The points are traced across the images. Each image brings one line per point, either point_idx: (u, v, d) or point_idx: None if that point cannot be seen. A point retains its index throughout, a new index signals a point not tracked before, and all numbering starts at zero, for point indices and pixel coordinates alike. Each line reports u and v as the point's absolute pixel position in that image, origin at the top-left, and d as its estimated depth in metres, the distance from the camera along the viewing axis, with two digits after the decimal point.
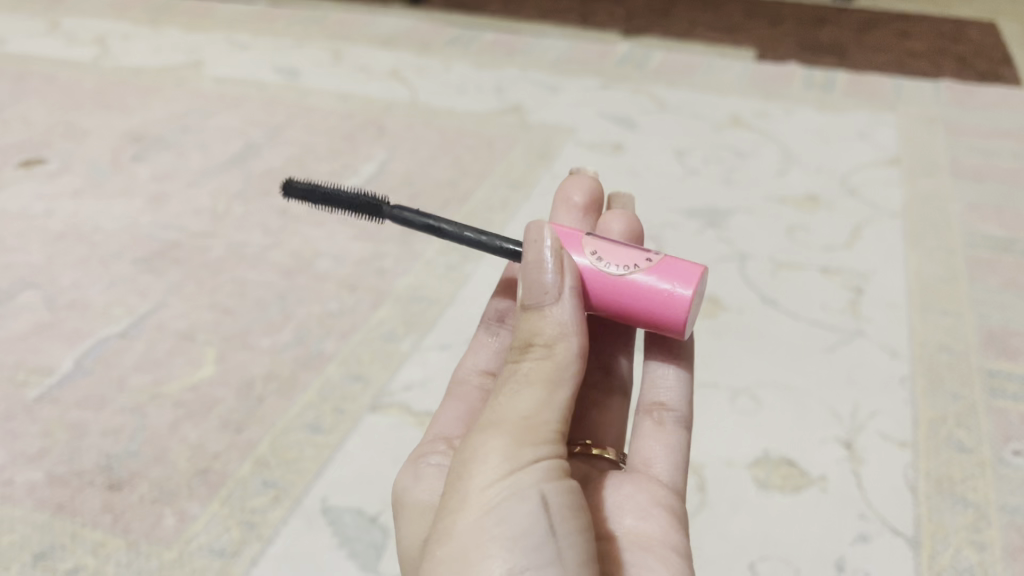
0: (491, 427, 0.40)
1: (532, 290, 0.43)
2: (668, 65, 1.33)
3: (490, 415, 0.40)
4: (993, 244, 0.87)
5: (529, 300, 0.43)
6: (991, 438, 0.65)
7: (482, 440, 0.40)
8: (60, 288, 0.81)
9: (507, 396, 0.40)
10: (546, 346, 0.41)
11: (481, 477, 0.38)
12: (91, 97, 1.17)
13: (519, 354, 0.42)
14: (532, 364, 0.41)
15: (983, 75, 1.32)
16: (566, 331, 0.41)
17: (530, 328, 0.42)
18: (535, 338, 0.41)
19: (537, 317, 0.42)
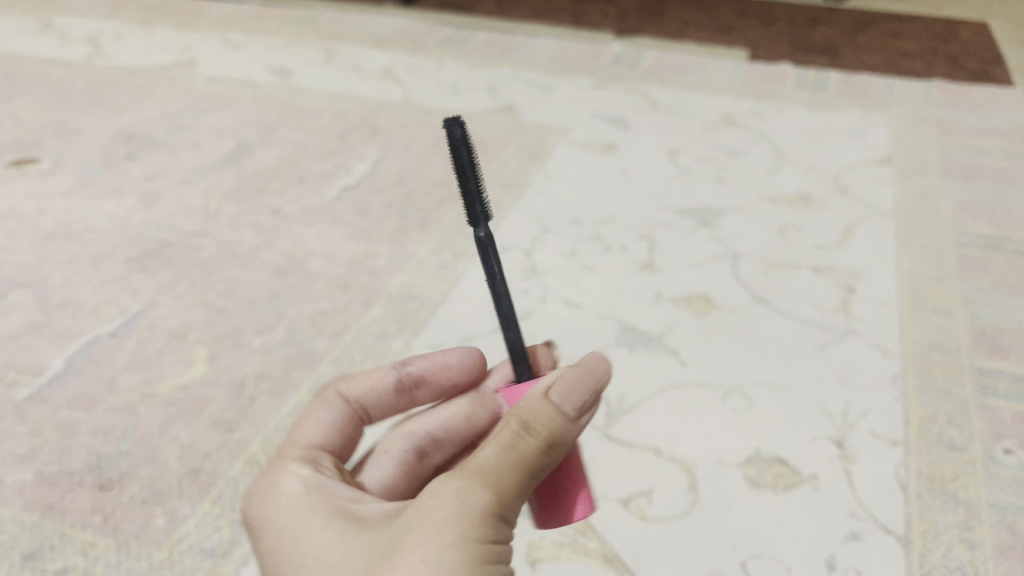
0: (480, 488, 0.34)
1: (566, 394, 0.37)
2: (660, 65, 1.33)
3: (475, 471, 0.34)
4: (984, 242, 0.88)
5: (550, 391, 0.37)
6: (983, 436, 0.65)
7: (467, 495, 0.33)
8: (51, 287, 0.81)
9: (502, 463, 0.34)
10: (550, 439, 0.35)
11: (460, 539, 0.32)
12: (83, 96, 1.17)
13: (519, 431, 0.35)
14: (531, 449, 0.35)
15: (974, 74, 1.33)
16: (569, 432, 0.36)
17: (539, 414, 0.36)
18: (543, 424, 0.35)
19: (550, 410, 0.36)
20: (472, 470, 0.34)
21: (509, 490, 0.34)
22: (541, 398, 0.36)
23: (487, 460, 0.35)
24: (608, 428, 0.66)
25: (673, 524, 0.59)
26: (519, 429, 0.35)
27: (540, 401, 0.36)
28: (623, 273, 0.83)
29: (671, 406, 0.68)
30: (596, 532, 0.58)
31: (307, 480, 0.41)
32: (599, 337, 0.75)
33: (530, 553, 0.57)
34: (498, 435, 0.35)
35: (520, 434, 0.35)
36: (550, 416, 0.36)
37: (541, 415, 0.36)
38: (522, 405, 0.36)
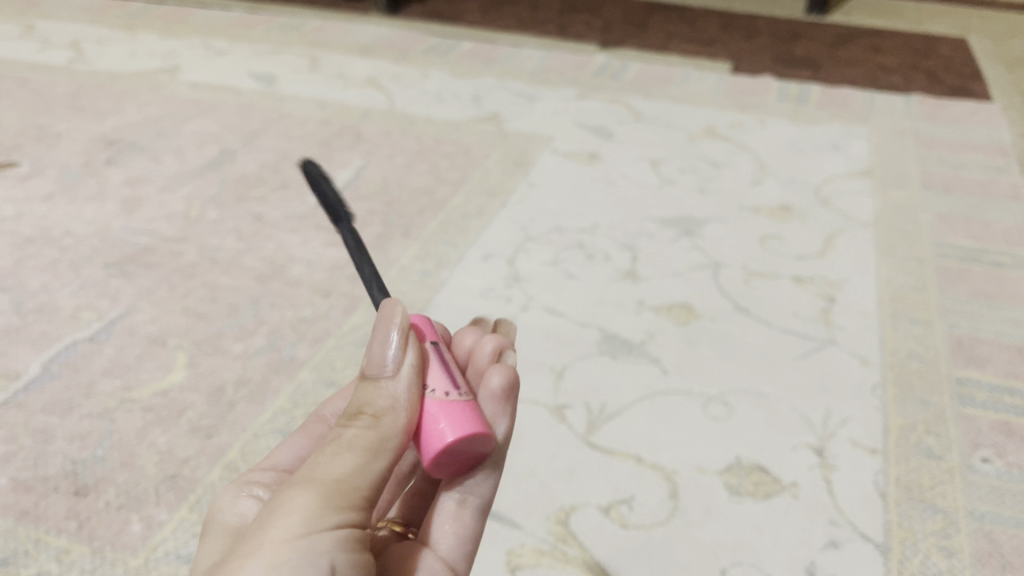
0: (304, 479, 0.34)
1: (372, 363, 0.38)
2: (645, 76, 1.34)
3: (304, 470, 0.35)
4: (963, 254, 0.89)
5: (368, 371, 0.38)
6: (960, 445, 0.65)
7: (290, 491, 0.33)
8: (28, 292, 0.80)
9: (328, 454, 0.35)
10: (374, 418, 0.36)
11: (284, 521, 0.32)
12: (65, 100, 1.16)
13: (345, 422, 0.37)
14: (354, 432, 0.36)
15: (953, 88, 1.34)
16: (395, 406, 0.37)
17: (360, 402, 0.37)
18: (365, 407, 0.37)
19: (370, 391, 0.37)
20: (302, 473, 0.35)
21: (334, 467, 0.34)
22: (362, 383, 0.38)
23: (315, 459, 0.35)
24: (589, 435, 0.66)
25: (653, 531, 0.58)
26: (346, 421, 0.37)
27: (362, 387, 0.38)
28: (605, 281, 0.84)
29: (652, 414, 0.68)
30: (576, 539, 0.58)
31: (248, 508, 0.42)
32: (581, 345, 0.75)
33: (511, 560, 0.57)
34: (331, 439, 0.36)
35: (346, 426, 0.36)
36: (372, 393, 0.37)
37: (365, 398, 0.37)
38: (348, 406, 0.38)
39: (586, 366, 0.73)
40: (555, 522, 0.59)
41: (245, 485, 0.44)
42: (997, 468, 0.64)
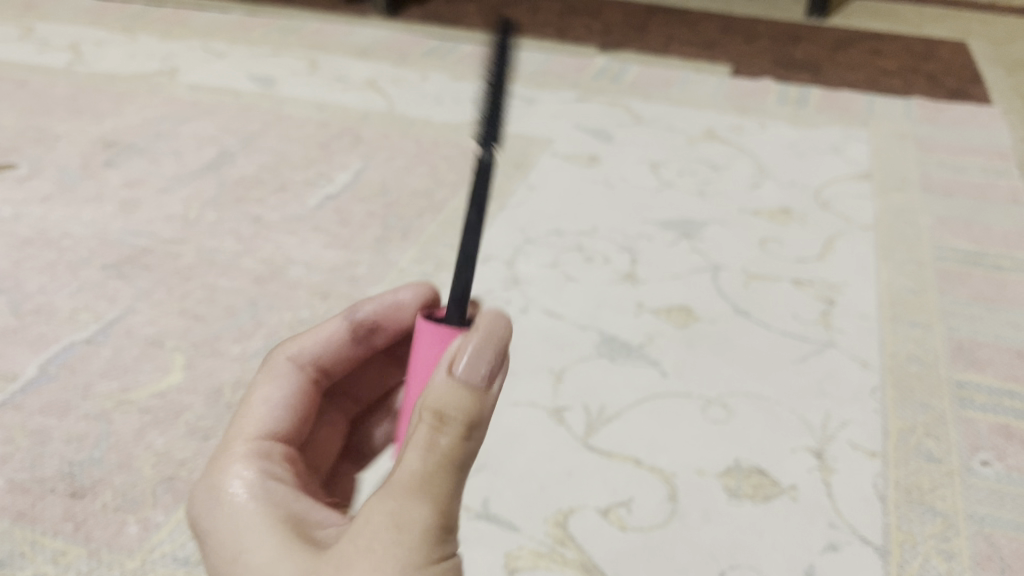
0: (412, 502, 0.32)
1: (466, 360, 0.33)
2: (644, 79, 1.34)
3: (405, 486, 0.32)
4: (963, 257, 0.88)
5: (453, 367, 0.33)
6: (960, 448, 0.65)
7: (403, 515, 0.32)
8: (26, 293, 0.80)
9: (431, 469, 0.32)
10: (465, 430, 0.32)
11: (408, 558, 0.32)
12: (64, 102, 1.16)
13: (431, 427, 0.32)
14: (453, 445, 0.32)
15: (953, 92, 1.34)
16: (482, 417, 0.33)
17: (444, 403, 0.32)
18: (452, 415, 0.32)
19: (456, 394, 0.32)
20: (403, 487, 0.32)
21: (446, 491, 0.33)
22: (445, 380, 0.33)
23: (415, 471, 0.32)
24: (588, 437, 0.66)
25: (651, 534, 0.58)
26: (433, 421, 0.32)
27: (442, 385, 0.33)
28: (604, 283, 0.84)
29: (651, 416, 0.68)
30: (574, 541, 0.58)
31: (263, 482, 0.39)
32: (580, 347, 0.75)
33: (509, 562, 0.57)
34: (415, 438, 0.33)
35: (436, 429, 0.32)
36: (463, 398, 0.32)
37: (452, 400, 0.32)
38: (429, 393, 0.33)
39: (585, 368, 0.72)
40: (554, 524, 0.59)
41: (245, 458, 0.40)
42: (997, 471, 0.63)
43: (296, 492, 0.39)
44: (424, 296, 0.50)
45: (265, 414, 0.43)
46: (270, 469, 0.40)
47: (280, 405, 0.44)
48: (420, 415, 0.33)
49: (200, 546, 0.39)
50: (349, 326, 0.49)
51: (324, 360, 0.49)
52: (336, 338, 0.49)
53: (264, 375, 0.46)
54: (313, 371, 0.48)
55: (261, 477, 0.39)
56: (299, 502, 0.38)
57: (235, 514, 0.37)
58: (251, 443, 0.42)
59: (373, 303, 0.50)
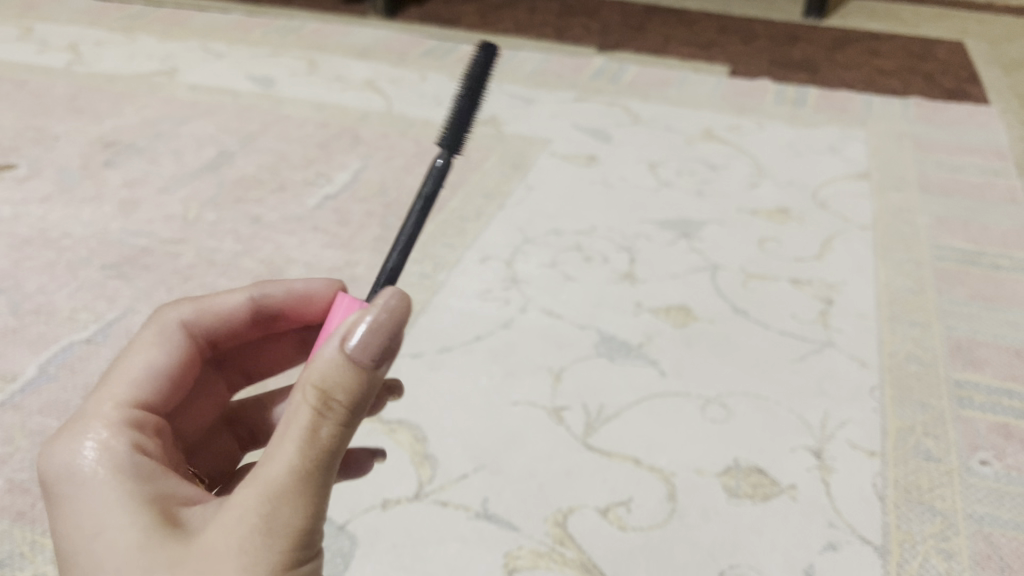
0: (288, 499, 0.33)
1: (360, 346, 0.35)
2: (643, 79, 1.34)
3: (282, 480, 0.33)
4: (961, 257, 0.89)
5: (343, 344, 0.35)
6: (959, 448, 0.65)
7: (279, 512, 0.33)
8: (25, 293, 0.80)
9: (309, 463, 0.34)
10: (347, 418, 0.34)
11: (283, 544, 0.33)
12: (63, 102, 1.16)
13: (317, 408, 0.34)
14: (331, 435, 0.34)
15: (950, 91, 1.34)
16: (365, 407, 0.35)
17: (332, 387, 0.34)
18: (339, 398, 0.34)
19: (345, 376, 0.34)
20: (280, 479, 0.33)
21: (321, 486, 0.34)
22: (333, 356, 0.35)
23: (293, 464, 0.33)
24: (587, 437, 0.66)
25: (651, 534, 0.58)
26: (318, 405, 0.34)
27: (332, 368, 0.34)
28: (603, 283, 0.84)
29: (650, 416, 0.68)
30: (574, 541, 0.58)
31: (130, 454, 0.37)
32: (579, 347, 0.75)
33: (508, 562, 0.57)
34: (296, 422, 0.34)
35: (319, 415, 0.34)
36: (351, 380, 0.34)
37: (339, 381, 0.34)
38: (314, 371, 0.34)
39: (584, 368, 0.73)
40: (553, 524, 0.59)
41: (113, 423, 0.39)
42: (995, 470, 0.63)
43: (163, 469, 0.38)
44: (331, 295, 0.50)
45: (143, 378, 0.42)
46: (138, 440, 0.38)
47: (161, 374, 0.43)
48: (304, 393, 0.34)
49: (49, 511, 0.36)
50: (251, 304, 0.49)
51: (206, 326, 0.47)
52: (235, 310, 0.48)
53: (151, 333, 0.44)
54: (199, 338, 0.47)
55: (128, 447, 0.37)
56: (166, 480, 0.37)
57: (98, 487, 0.35)
58: (123, 410, 0.40)
59: (279, 287, 0.49)
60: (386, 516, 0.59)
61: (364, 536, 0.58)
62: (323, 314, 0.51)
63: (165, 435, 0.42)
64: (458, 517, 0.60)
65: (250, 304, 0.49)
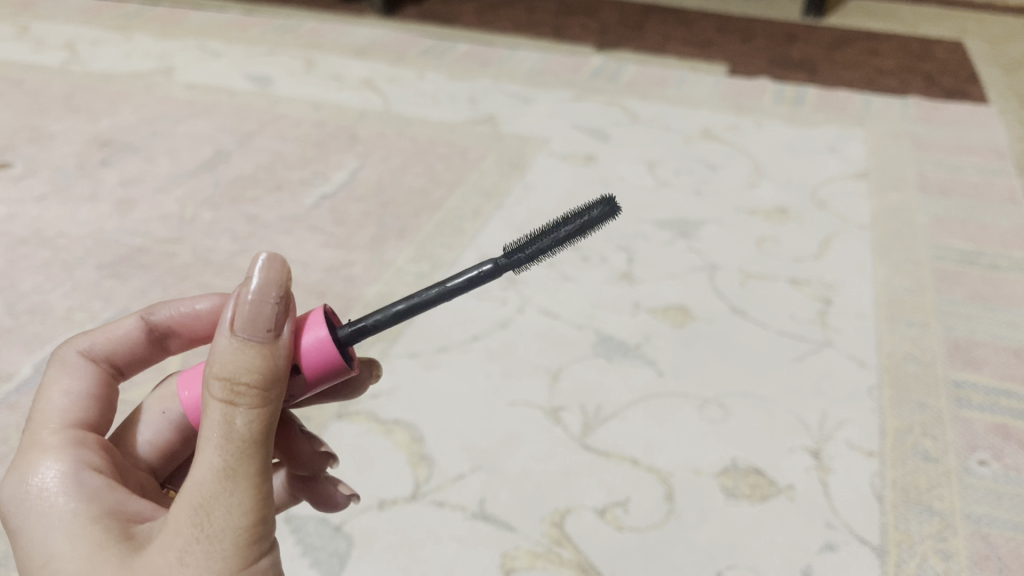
0: (218, 494, 0.34)
1: (247, 325, 0.36)
2: (640, 78, 1.33)
3: (208, 479, 0.34)
4: (959, 256, 0.88)
5: (236, 328, 0.36)
6: (957, 448, 0.65)
7: (214, 508, 0.34)
8: (21, 293, 0.79)
9: (230, 454, 0.34)
10: (261, 398, 0.35)
11: (228, 539, 0.34)
12: (59, 101, 1.15)
13: (224, 397, 0.35)
14: (246, 422, 0.35)
15: (949, 91, 1.34)
16: (277, 381, 0.36)
17: (232, 371, 0.35)
18: (242, 382, 0.35)
19: (242, 357, 0.36)
20: (207, 475, 0.34)
21: (252, 472, 0.35)
22: (228, 345, 0.36)
23: (216, 461, 0.34)
24: (584, 437, 0.66)
25: (649, 534, 0.58)
26: (226, 396, 0.35)
27: (227, 353, 0.36)
28: (602, 283, 0.83)
29: (648, 416, 0.68)
30: (571, 541, 0.58)
31: (74, 472, 0.38)
32: (577, 347, 0.75)
33: (505, 562, 0.56)
34: (210, 417, 0.35)
35: (230, 405, 0.35)
36: (250, 363, 0.35)
37: (240, 365, 0.35)
38: (214, 363, 0.36)
39: (581, 368, 0.72)
40: (551, 524, 0.59)
41: (55, 448, 0.39)
42: (994, 470, 0.63)
43: (111, 484, 0.39)
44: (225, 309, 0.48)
45: (66, 404, 0.42)
46: (84, 458, 0.39)
47: (82, 395, 0.43)
48: (211, 386, 0.35)
49: (11, 541, 0.38)
50: (146, 326, 0.47)
51: (115, 356, 0.46)
52: (131, 334, 0.46)
53: (58, 367, 0.44)
54: (108, 367, 0.46)
55: (69, 465, 0.38)
56: (114, 494, 0.38)
57: (43, 511, 0.36)
58: (61, 431, 0.40)
59: (170, 307, 0.47)
60: (382, 516, 0.59)
61: (360, 536, 0.58)
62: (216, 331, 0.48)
63: (111, 450, 0.42)
64: (455, 517, 0.59)
65: (147, 326, 0.47)
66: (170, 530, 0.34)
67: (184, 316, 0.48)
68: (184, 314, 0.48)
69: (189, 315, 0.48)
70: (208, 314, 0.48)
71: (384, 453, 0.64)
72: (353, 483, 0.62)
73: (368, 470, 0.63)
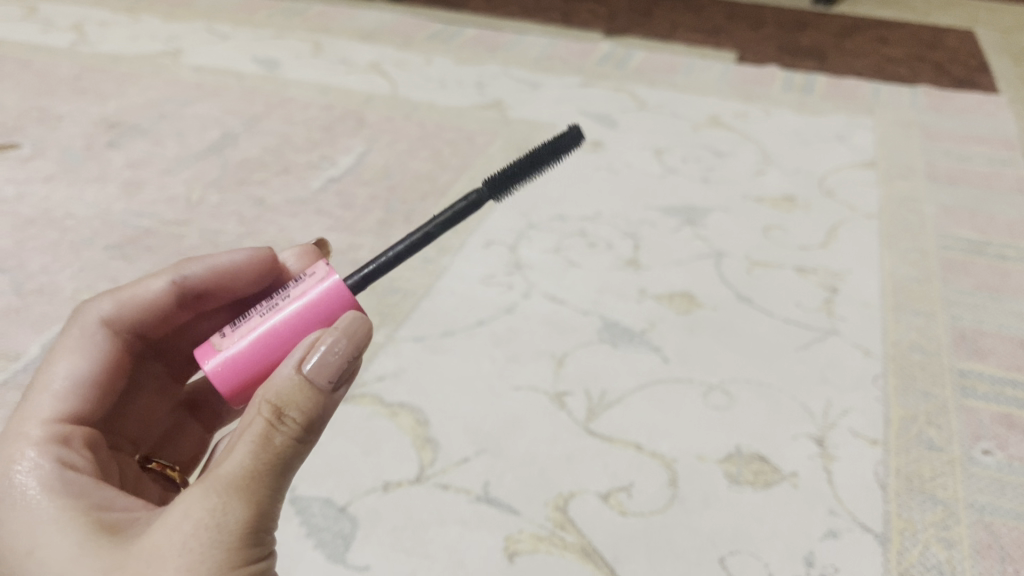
0: (232, 503, 0.34)
1: (319, 366, 0.37)
2: (648, 64, 1.33)
3: (227, 483, 0.34)
4: (966, 246, 0.88)
5: (302, 366, 0.37)
6: (961, 437, 0.65)
7: (221, 517, 0.34)
8: (29, 273, 0.80)
9: (257, 465, 0.35)
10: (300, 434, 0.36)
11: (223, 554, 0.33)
12: (67, 82, 1.15)
13: (269, 420, 0.36)
14: (282, 450, 0.36)
15: (960, 81, 1.33)
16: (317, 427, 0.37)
17: (287, 401, 0.36)
18: (290, 413, 0.36)
19: (301, 392, 0.37)
20: (226, 481, 0.34)
21: (269, 489, 0.35)
22: (291, 374, 0.37)
23: (240, 470, 0.35)
24: (589, 422, 0.66)
25: (651, 519, 0.58)
26: (271, 418, 0.36)
27: (289, 384, 0.37)
28: (607, 269, 0.83)
29: (653, 402, 0.68)
30: (574, 525, 0.58)
31: (60, 473, 0.39)
32: (583, 333, 0.75)
33: (509, 545, 0.57)
34: (249, 431, 0.36)
35: (273, 426, 0.36)
36: (305, 398, 0.37)
37: (294, 399, 0.36)
38: (273, 386, 0.37)
39: (586, 353, 0.72)
40: (554, 508, 0.59)
41: (40, 440, 0.41)
42: (998, 460, 0.63)
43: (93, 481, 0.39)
44: (258, 263, 0.51)
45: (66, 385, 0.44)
46: (67, 458, 0.40)
47: (79, 382, 0.45)
48: (262, 407, 0.36)
49: None
50: (176, 288, 0.49)
51: (139, 322, 0.48)
52: (159, 297, 0.48)
53: (71, 338, 0.46)
54: (128, 333, 0.48)
55: (60, 467, 0.39)
56: (101, 492, 0.38)
57: (30, 497, 0.37)
58: (46, 427, 0.42)
59: (202, 264, 0.49)
60: (386, 498, 0.59)
61: (365, 518, 0.58)
62: (248, 284, 0.51)
63: (97, 444, 0.44)
64: (459, 500, 0.60)
65: (177, 288, 0.49)
66: (175, 521, 0.34)
67: (216, 272, 0.50)
68: (214, 267, 0.50)
69: (222, 266, 0.50)
70: (244, 265, 0.50)
71: (390, 435, 0.64)
72: (358, 465, 0.62)
73: (374, 452, 0.63)
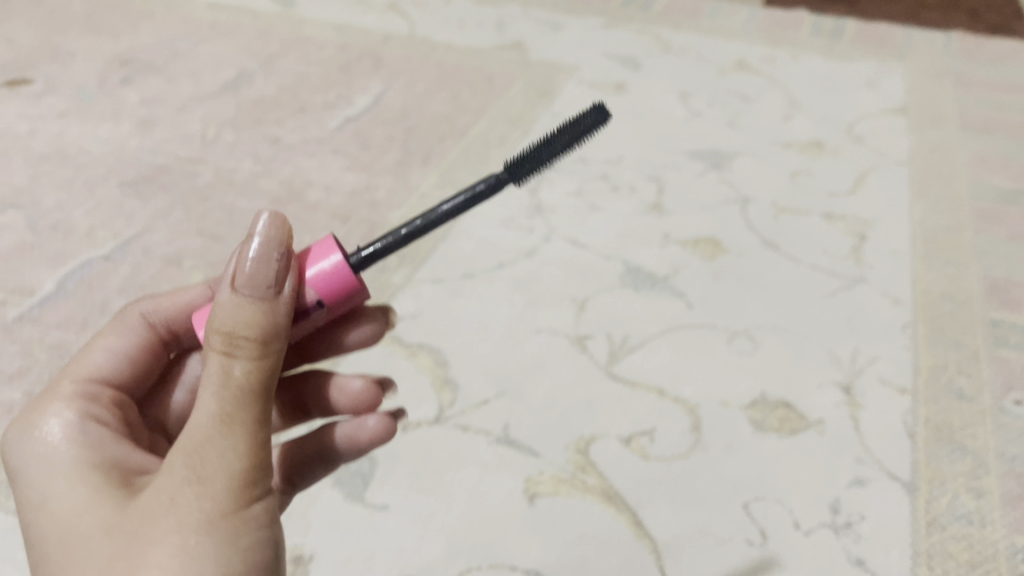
0: (211, 439, 0.34)
1: (249, 280, 0.36)
2: (672, 6, 1.29)
3: (203, 425, 0.34)
4: (999, 195, 0.86)
5: (238, 286, 0.36)
6: (992, 387, 0.64)
7: (206, 455, 0.34)
8: (43, 209, 0.79)
9: (225, 404, 0.34)
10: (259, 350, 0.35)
11: (220, 487, 0.33)
12: (80, 19, 1.13)
13: (223, 351, 0.35)
14: (245, 372, 0.35)
15: (994, 27, 1.29)
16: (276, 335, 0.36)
17: (235, 324, 0.35)
18: (242, 334, 0.35)
19: (242, 310, 0.36)
20: (201, 424, 0.34)
21: (247, 418, 0.35)
22: (228, 299, 0.36)
23: (212, 410, 0.34)
24: (610, 366, 0.65)
25: (674, 464, 0.57)
26: (224, 348, 0.35)
27: (228, 308, 0.36)
28: (630, 214, 0.82)
29: (676, 347, 0.66)
30: (596, 469, 0.57)
31: (81, 427, 0.40)
32: (605, 277, 0.73)
33: (529, 487, 0.56)
34: (208, 368, 0.35)
35: (227, 356, 0.35)
36: (249, 316, 0.36)
37: (240, 320, 0.35)
38: (215, 317, 0.36)
39: (608, 298, 0.71)
40: (575, 452, 0.58)
41: (67, 397, 0.42)
42: None
43: (115, 439, 0.40)
44: None
45: (100, 364, 0.44)
46: (91, 412, 0.41)
47: (119, 362, 0.45)
48: (212, 340, 0.35)
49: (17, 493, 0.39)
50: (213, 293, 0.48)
51: (177, 324, 0.48)
52: (196, 301, 0.48)
53: (113, 324, 0.46)
54: (166, 332, 0.47)
55: (84, 422, 0.40)
56: (116, 448, 0.39)
57: (48, 455, 0.38)
58: (78, 385, 0.43)
59: None
60: (405, 439, 0.59)
61: (383, 458, 0.57)
62: None
63: (127, 413, 0.45)
64: (479, 442, 0.59)
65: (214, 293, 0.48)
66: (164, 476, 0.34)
67: None
68: None
69: None
70: None
71: (408, 375, 0.63)
72: None
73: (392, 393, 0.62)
